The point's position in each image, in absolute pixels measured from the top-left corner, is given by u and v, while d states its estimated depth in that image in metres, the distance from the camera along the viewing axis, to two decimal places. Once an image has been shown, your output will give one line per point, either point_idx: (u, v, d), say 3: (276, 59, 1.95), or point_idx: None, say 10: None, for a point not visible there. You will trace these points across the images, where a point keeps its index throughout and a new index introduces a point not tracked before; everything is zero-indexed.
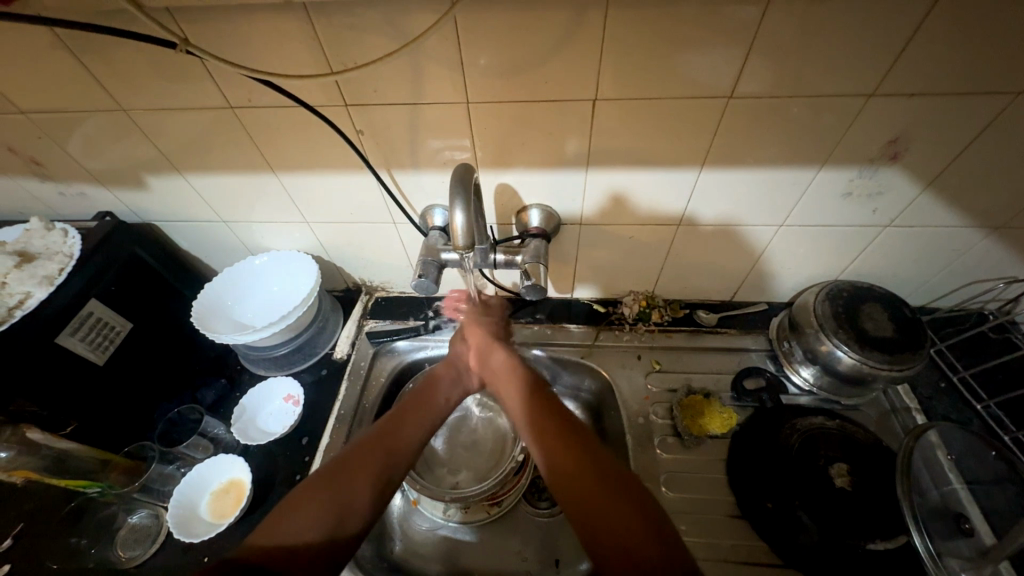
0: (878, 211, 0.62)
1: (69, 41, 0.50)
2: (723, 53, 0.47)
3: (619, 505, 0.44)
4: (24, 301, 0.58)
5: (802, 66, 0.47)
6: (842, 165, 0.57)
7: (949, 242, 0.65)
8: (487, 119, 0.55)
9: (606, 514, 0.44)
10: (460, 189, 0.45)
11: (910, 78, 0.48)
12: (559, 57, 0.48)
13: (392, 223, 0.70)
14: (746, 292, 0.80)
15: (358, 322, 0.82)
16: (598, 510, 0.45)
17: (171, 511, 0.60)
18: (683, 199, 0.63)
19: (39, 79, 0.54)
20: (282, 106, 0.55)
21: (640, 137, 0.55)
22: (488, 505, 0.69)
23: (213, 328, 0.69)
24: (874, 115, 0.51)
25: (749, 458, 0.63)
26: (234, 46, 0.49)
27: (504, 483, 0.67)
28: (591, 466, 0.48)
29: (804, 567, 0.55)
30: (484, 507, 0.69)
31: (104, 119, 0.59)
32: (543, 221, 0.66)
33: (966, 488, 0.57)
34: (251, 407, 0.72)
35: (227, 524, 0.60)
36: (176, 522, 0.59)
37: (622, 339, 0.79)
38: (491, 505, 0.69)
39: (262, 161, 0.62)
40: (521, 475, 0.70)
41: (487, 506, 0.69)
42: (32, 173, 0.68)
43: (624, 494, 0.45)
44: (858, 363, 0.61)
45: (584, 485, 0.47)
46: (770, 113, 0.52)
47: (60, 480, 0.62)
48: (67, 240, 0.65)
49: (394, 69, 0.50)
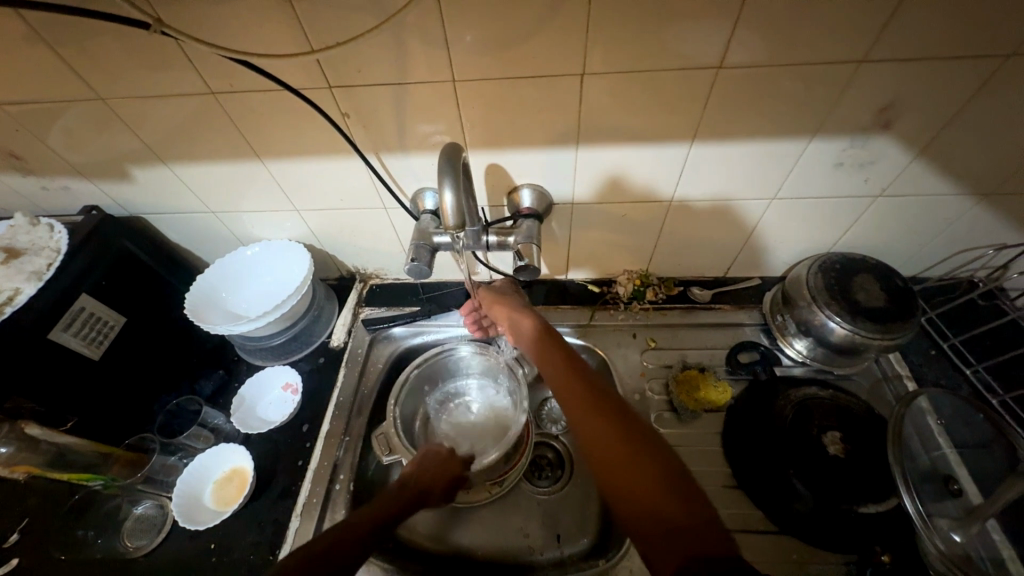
0: (870, 180, 0.62)
1: (39, 26, 0.48)
2: (712, 24, 0.46)
3: (649, 471, 0.44)
4: (14, 297, 0.57)
5: (793, 34, 0.47)
6: (834, 135, 0.56)
7: (940, 210, 0.65)
8: (474, 99, 0.54)
9: (635, 481, 0.44)
10: (449, 170, 0.45)
11: (901, 43, 0.47)
12: (545, 31, 0.47)
13: (383, 208, 0.70)
14: (740, 268, 0.80)
15: (354, 309, 0.81)
16: (634, 478, 0.44)
17: (174, 499, 0.61)
18: (675, 176, 0.63)
19: (11, 70, 0.53)
20: (265, 89, 0.53)
21: (631, 112, 0.55)
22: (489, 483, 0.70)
23: (207, 318, 0.69)
24: (865, 81, 0.51)
25: (742, 430, 0.64)
26: (212, 26, 0.47)
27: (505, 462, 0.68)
28: (620, 433, 0.48)
29: (799, 533, 0.57)
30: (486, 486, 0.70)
31: (82, 110, 0.57)
32: (535, 201, 0.65)
33: (955, 452, 0.59)
34: (250, 397, 0.72)
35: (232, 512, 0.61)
36: (180, 510, 0.60)
37: (617, 318, 0.79)
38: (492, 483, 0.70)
39: (247, 148, 0.61)
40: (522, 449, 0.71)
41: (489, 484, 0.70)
42: (14, 167, 0.66)
43: (653, 461, 0.45)
44: (851, 334, 0.62)
45: (616, 449, 0.47)
46: (763, 82, 0.51)
47: (62, 472, 0.62)
48: (53, 235, 0.64)
49: (377, 46, 0.49)
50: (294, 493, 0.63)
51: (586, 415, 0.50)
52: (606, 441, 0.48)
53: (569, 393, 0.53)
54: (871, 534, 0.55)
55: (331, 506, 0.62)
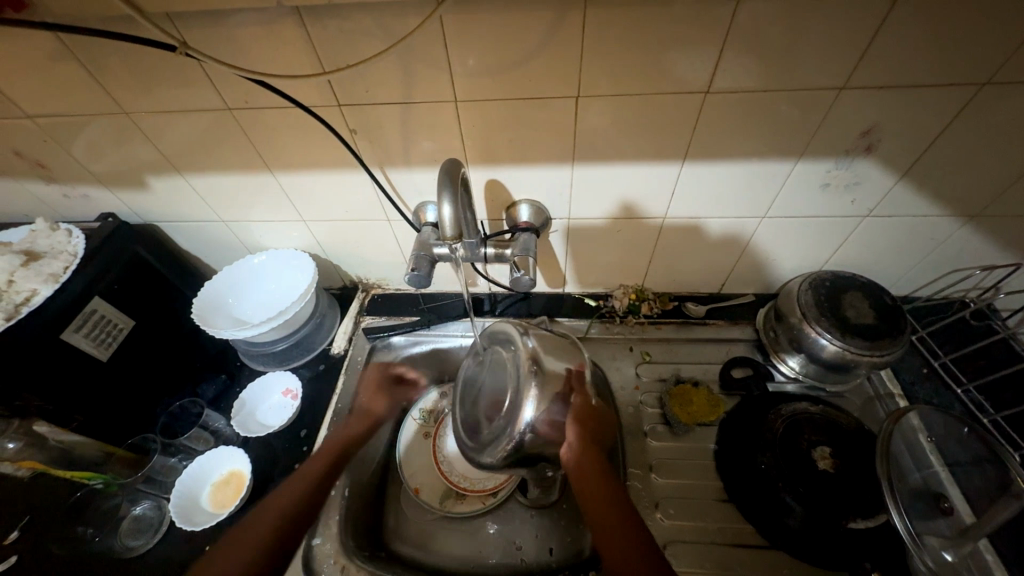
0: (856, 201, 0.64)
1: (72, 45, 0.52)
2: (698, 51, 0.49)
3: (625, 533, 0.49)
4: (31, 298, 0.60)
5: (775, 62, 0.49)
6: (819, 157, 0.59)
7: (927, 231, 0.67)
8: (474, 118, 0.57)
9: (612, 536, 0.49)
10: (448, 183, 0.47)
11: (878, 72, 0.50)
12: (543, 55, 0.50)
13: (386, 220, 0.72)
14: (734, 284, 0.82)
15: (355, 318, 0.83)
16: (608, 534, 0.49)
17: (187, 470, 0.65)
18: (666, 195, 0.65)
19: (42, 84, 0.57)
20: (278, 107, 0.57)
21: (623, 132, 0.57)
22: (573, 366, 0.58)
23: (212, 323, 0.71)
24: (845, 108, 0.53)
25: (734, 445, 0.65)
26: (232, 49, 0.51)
27: (539, 383, 0.54)
28: (605, 493, 0.52)
29: (790, 546, 0.57)
30: (571, 357, 0.59)
31: (107, 123, 0.61)
32: (533, 215, 0.68)
33: (948, 469, 0.58)
34: (251, 401, 0.74)
35: (196, 523, 0.61)
36: (179, 492, 0.63)
37: (612, 330, 0.81)
38: (578, 370, 0.58)
39: (260, 161, 0.64)
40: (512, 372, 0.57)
41: (569, 363, 0.58)
42: (38, 176, 0.70)
43: (627, 531, 0.49)
44: (842, 350, 0.63)
45: (600, 515, 0.51)
46: (749, 105, 0.54)
47: (66, 471, 0.65)
48: (71, 240, 0.67)
49: (384, 69, 0.52)
50: None
51: (582, 474, 0.53)
52: (599, 503, 0.51)
53: (579, 472, 0.53)
54: (860, 550, 0.55)
55: (324, 518, 0.63)
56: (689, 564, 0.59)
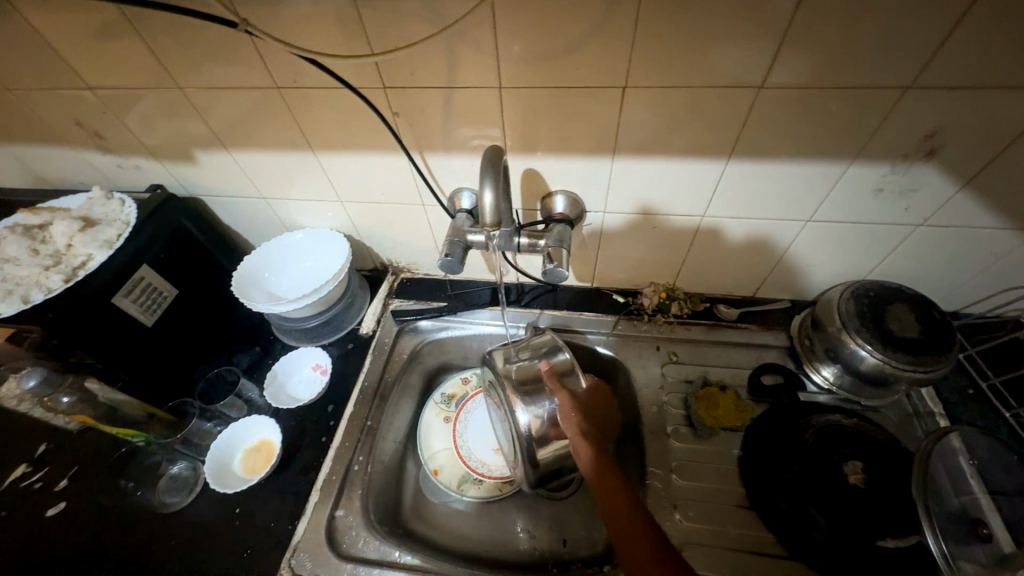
0: (911, 209, 0.61)
1: (134, 19, 0.54)
2: (755, 45, 0.47)
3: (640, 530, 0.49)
4: (87, 262, 0.63)
5: (836, 58, 0.47)
6: (875, 160, 0.56)
7: (985, 245, 0.63)
8: (517, 105, 0.57)
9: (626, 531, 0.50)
10: (490, 170, 0.47)
11: (949, 73, 0.47)
12: (592, 42, 0.49)
13: (421, 205, 0.73)
14: (769, 289, 0.80)
15: (384, 300, 0.85)
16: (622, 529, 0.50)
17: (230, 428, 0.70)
18: (707, 193, 0.64)
19: (104, 57, 0.59)
20: (324, 87, 0.58)
21: (668, 126, 0.56)
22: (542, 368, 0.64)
23: (251, 296, 0.74)
24: (908, 110, 0.51)
25: (761, 451, 0.64)
26: (284, 27, 0.52)
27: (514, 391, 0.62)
28: (620, 487, 0.53)
29: (813, 559, 0.56)
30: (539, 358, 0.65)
31: (161, 97, 0.63)
32: (568, 207, 0.67)
33: (990, 497, 0.55)
34: (282, 373, 0.77)
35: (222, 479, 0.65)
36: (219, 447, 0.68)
37: (640, 328, 0.80)
38: (546, 368, 0.64)
39: (303, 140, 0.66)
40: (500, 383, 0.65)
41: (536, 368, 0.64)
42: (95, 146, 0.73)
43: (642, 529, 0.49)
44: (882, 363, 0.60)
45: (617, 512, 0.51)
46: (804, 104, 0.51)
47: (110, 426, 0.69)
48: (124, 208, 0.70)
49: (431, 52, 0.52)
50: (314, 470, 0.66)
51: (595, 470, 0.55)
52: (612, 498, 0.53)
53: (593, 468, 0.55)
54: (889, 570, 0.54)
55: (347, 491, 0.65)
56: (705, 567, 0.58)
